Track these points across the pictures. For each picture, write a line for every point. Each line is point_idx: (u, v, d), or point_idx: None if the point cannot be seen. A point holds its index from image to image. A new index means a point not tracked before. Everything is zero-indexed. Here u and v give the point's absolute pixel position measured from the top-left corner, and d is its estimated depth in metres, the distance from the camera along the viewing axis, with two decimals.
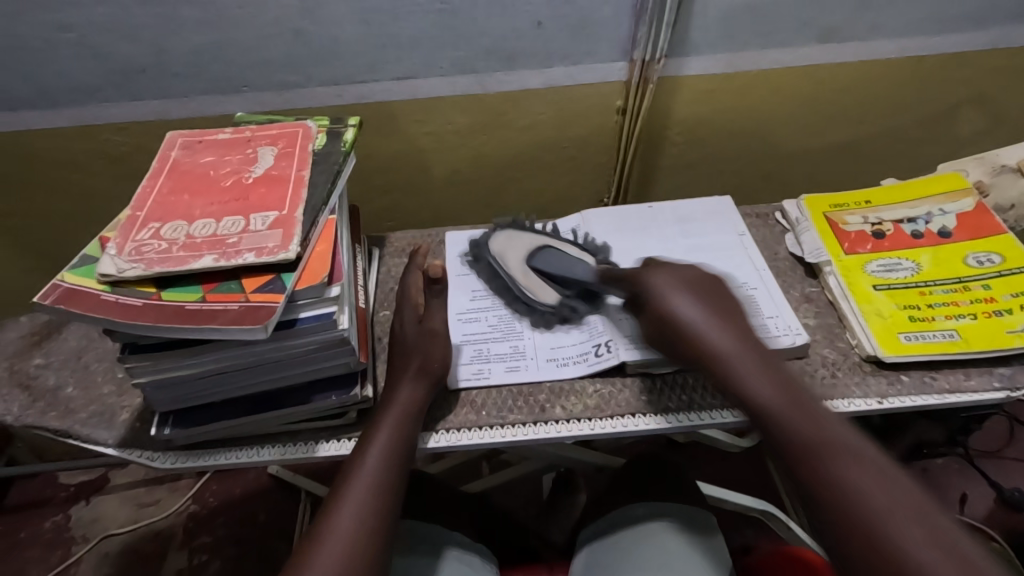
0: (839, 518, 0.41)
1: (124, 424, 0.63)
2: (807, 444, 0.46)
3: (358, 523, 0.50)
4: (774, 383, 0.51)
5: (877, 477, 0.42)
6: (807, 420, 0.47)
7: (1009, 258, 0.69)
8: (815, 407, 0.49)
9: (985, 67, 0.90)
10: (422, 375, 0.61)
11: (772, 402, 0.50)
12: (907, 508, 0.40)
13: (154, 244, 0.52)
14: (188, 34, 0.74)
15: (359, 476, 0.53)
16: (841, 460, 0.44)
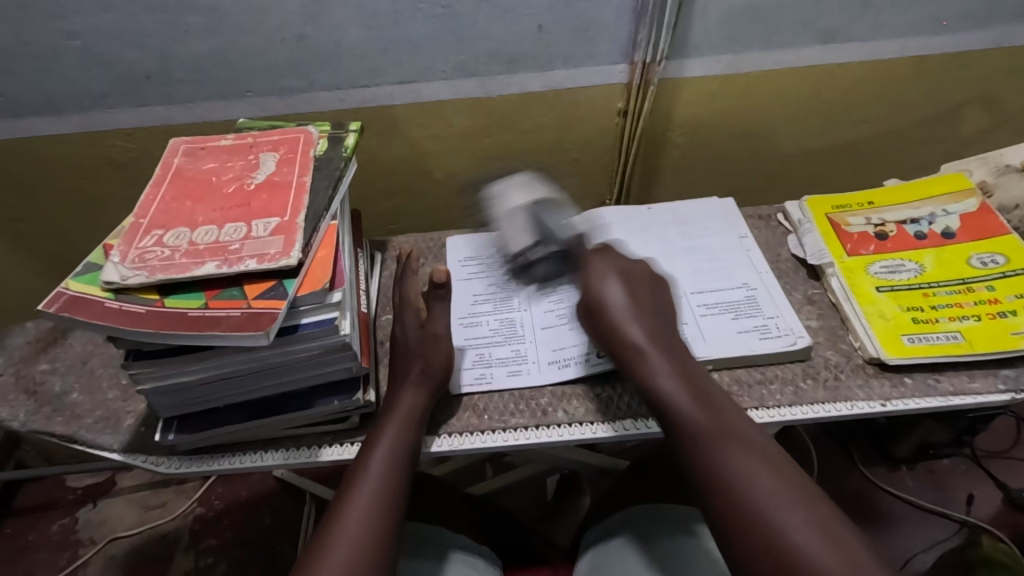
0: (733, 516, 0.45)
1: (128, 429, 0.64)
2: (711, 440, 0.49)
3: (368, 524, 0.50)
4: (679, 378, 0.53)
5: (770, 474, 0.46)
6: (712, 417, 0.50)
7: (1013, 259, 0.68)
8: (719, 404, 0.52)
9: (989, 66, 0.90)
10: (424, 378, 0.61)
11: (683, 397, 0.52)
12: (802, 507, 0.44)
13: (157, 251, 0.52)
14: (191, 41, 0.75)
15: (365, 476, 0.54)
16: (741, 459, 0.47)
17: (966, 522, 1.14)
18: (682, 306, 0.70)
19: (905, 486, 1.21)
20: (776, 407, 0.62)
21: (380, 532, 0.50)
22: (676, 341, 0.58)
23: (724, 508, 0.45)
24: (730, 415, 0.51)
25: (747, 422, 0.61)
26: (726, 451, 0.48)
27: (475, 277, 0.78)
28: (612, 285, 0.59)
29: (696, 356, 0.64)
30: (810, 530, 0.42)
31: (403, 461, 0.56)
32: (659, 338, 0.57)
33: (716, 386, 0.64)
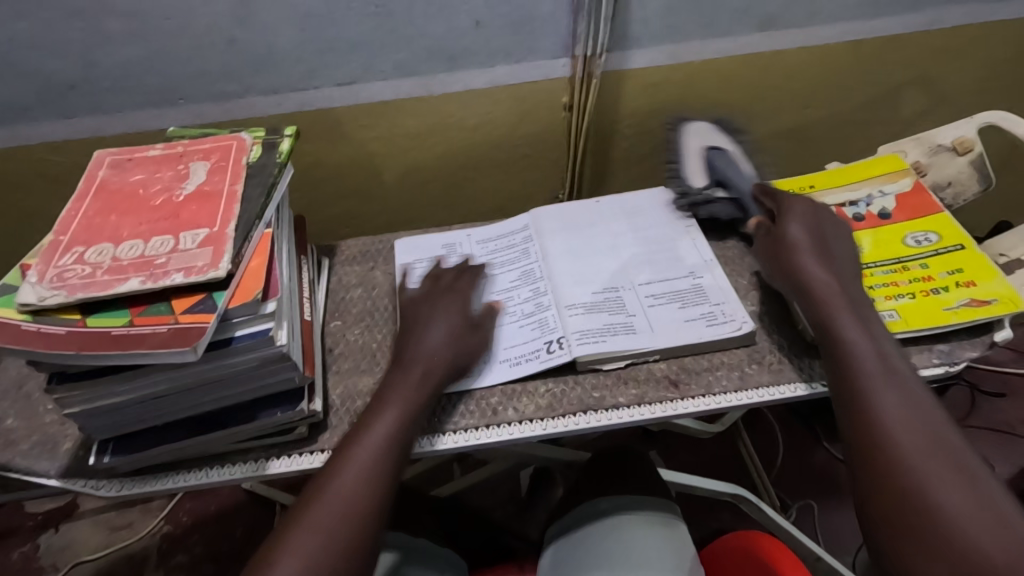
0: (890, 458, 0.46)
1: (66, 454, 0.61)
2: (871, 386, 0.50)
3: (343, 516, 0.50)
4: (867, 337, 0.54)
5: (923, 430, 0.47)
6: (890, 379, 0.50)
7: (946, 237, 0.71)
8: (894, 361, 0.52)
9: (922, 47, 0.92)
10: (431, 369, 0.60)
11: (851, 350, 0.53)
12: (943, 456, 0.45)
13: (77, 269, 0.51)
14: (116, 48, 0.72)
15: (354, 459, 0.53)
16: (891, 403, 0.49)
17: None
18: (632, 299, 0.70)
19: None
20: (721, 394, 0.63)
21: (356, 526, 0.50)
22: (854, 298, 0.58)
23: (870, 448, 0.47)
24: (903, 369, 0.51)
25: (693, 410, 0.62)
26: (884, 398, 0.49)
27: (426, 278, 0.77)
28: (818, 266, 0.60)
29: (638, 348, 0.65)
30: (955, 482, 0.43)
31: (393, 449, 0.54)
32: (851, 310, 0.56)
33: (664, 375, 0.65)
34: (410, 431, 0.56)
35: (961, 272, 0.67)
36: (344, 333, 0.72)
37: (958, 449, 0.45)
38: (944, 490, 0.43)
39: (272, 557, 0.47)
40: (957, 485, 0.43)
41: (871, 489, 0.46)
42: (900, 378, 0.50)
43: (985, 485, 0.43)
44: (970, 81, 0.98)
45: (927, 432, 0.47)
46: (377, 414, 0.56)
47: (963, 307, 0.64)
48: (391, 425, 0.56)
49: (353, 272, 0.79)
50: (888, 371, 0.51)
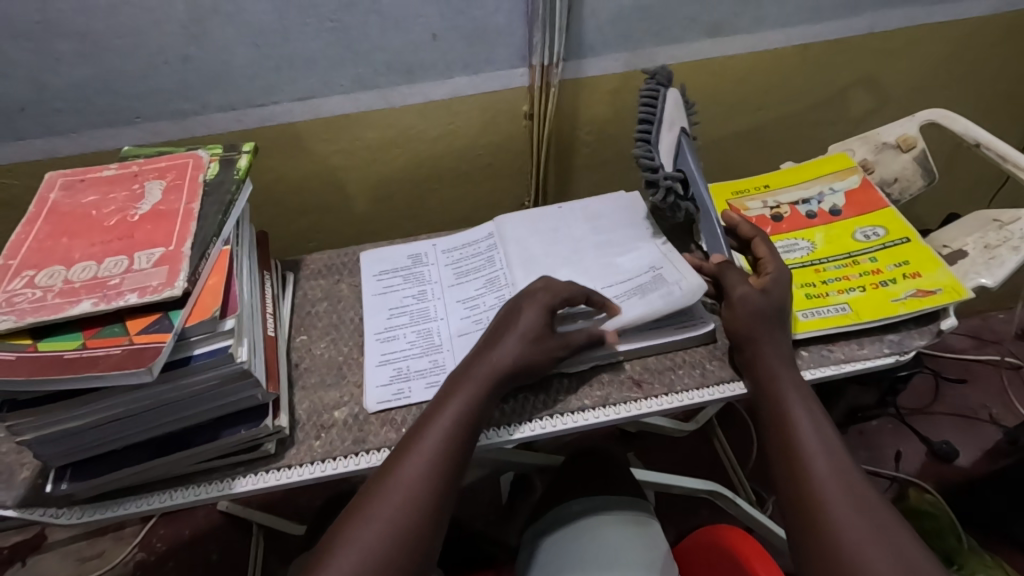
0: (822, 520, 0.50)
1: (24, 483, 0.60)
2: (805, 448, 0.54)
3: (403, 511, 0.50)
4: (801, 401, 0.57)
5: (850, 496, 0.51)
6: (822, 447, 0.54)
7: (892, 230, 0.73)
8: (824, 425, 0.56)
9: (865, 49, 0.96)
10: (494, 368, 0.59)
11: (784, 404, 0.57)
12: (872, 520, 0.49)
13: (27, 293, 0.50)
14: (66, 69, 0.71)
15: (418, 454, 0.53)
16: (820, 461, 0.53)
17: (895, 477, 1.21)
18: None
19: None
20: (684, 391, 0.64)
21: (420, 520, 0.50)
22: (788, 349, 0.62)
23: (806, 508, 0.51)
24: (832, 434, 0.55)
25: (657, 409, 0.63)
26: (817, 463, 0.53)
27: (392, 290, 0.77)
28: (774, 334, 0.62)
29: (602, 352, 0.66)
30: (879, 545, 0.47)
31: (457, 442, 0.55)
32: (790, 373, 0.60)
33: (628, 376, 0.66)
34: (477, 421, 0.57)
35: (907, 264, 0.69)
36: (311, 347, 0.72)
37: (875, 505, 0.50)
38: (869, 550, 0.47)
39: (331, 550, 0.49)
40: (881, 547, 0.47)
41: (807, 553, 0.50)
42: (829, 444, 0.54)
43: (906, 545, 0.48)
44: (913, 80, 1.02)
45: (854, 497, 0.51)
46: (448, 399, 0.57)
47: (911, 297, 0.66)
48: (459, 413, 0.56)
49: (318, 286, 0.79)
50: (818, 434, 0.55)
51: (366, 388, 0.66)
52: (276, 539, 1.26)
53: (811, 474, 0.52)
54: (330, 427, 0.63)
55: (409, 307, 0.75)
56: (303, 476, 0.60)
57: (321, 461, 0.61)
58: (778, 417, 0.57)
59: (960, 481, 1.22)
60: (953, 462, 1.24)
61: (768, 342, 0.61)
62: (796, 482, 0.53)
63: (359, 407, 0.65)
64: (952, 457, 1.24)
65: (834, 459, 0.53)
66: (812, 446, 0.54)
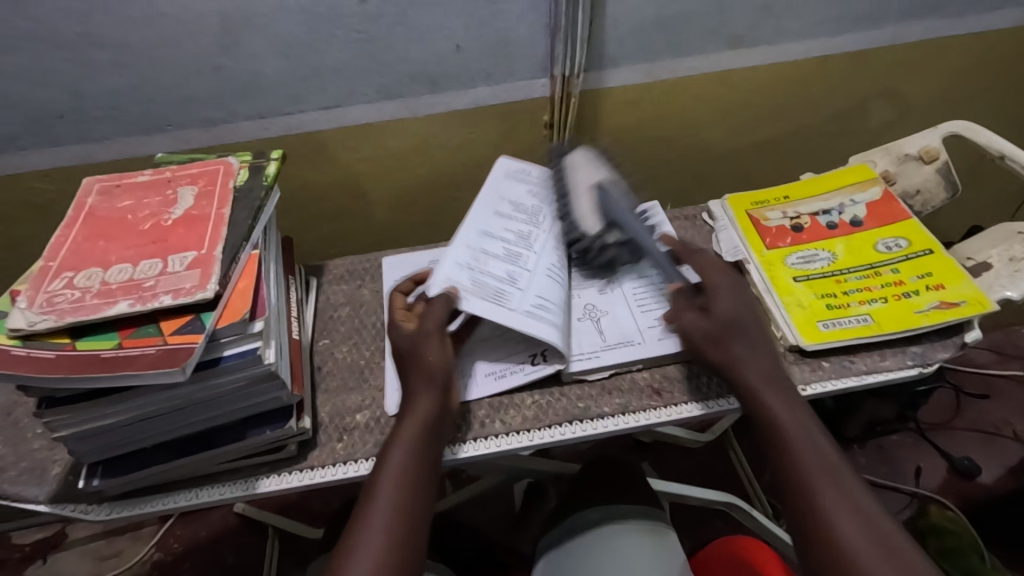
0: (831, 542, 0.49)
1: (56, 479, 0.61)
2: (808, 465, 0.53)
3: (393, 534, 0.51)
4: (791, 415, 0.57)
5: (855, 513, 0.50)
6: (822, 462, 0.53)
7: (915, 242, 0.73)
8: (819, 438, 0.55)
9: (886, 61, 0.95)
10: (433, 377, 0.59)
11: (781, 417, 0.56)
12: (880, 536, 0.48)
13: (66, 294, 0.51)
14: (103, 79, 0.74)
15: (392, 463, 0.55)
16: (823, 478, 0.52)
17: (916, 493, 1.19)
18: (622, 312, 0.72)
19: (858, 464, 1.26)
20: (703, 400, 0.64)
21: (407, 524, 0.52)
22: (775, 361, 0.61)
23: (813, 530, 0.50)
24: (827, 446, 0.55)
25: (677, 417, 0.63)
26: (819, 480, 0.52)
27: None
28: (738, 340, 0.61)
29: (626, 361, 0.67)
30: (887, 561, 0.47)
31: (427, 445, 0.56)
32: (775, 384, 0.59)
33: (647, 384, 0.66)
34: (441, 422, 0.58)
35: (930, 276, 0.69)
36: (333, 351, 0.73)
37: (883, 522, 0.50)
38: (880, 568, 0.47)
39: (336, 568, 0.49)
40: (889, 563, 0.47)
41: (821, 575, 0.49)
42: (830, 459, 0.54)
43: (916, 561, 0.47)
44: (934, 91, 1.01)
45: (861, 514, 0.50)
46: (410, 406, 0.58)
47: (934, 309, 0.66)
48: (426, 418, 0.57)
49: (341, 291, 0.80)
50: (816, 448, 0.54)
51: (388, 391, 0.67)
52: (291, 542, 1.27)
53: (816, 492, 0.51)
54: (351, 430, 0.64)
55: None
56: (325, 477, 0.60)
57: (343, 464, 0.62)
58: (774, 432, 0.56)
59: (982, 498, 1.20)
60: (975, 479, 1.22)
61: (749, 351, 0.60)
62: (802, 503, 0.52)
63: (380, 410, 0.66)
64: (974, 473, 1.21)
65: (837, 473, 0.53)
66: (815, 462, 0.53)
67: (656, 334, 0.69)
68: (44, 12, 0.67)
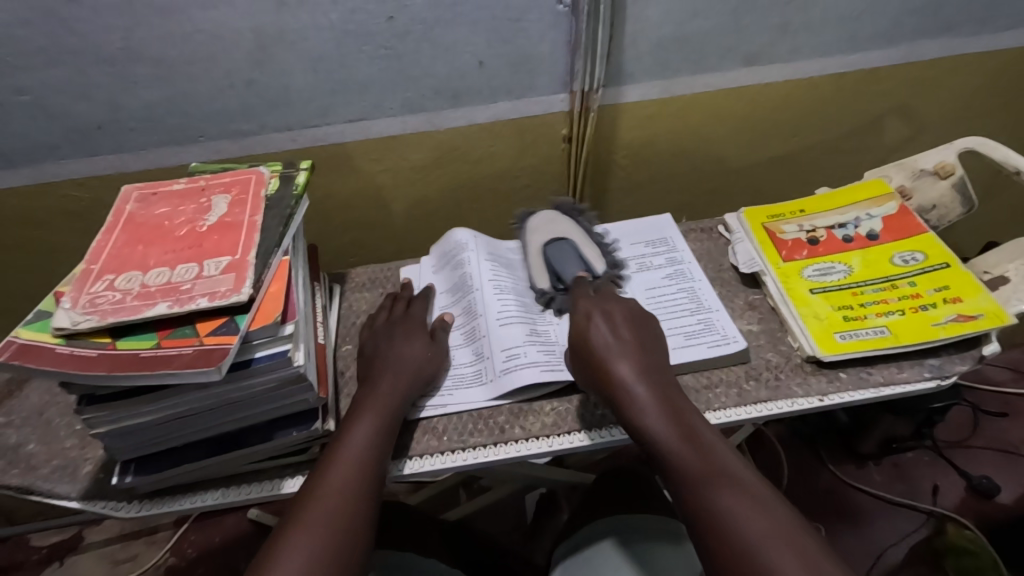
0: (723, 544, 0.45)
1: (87, 476, 0.63)
2: (704, 486, 0.48)
3: (339, 516, 0.51)
4: (669, 414, 0.53)
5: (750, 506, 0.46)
6: (724, 478, 0.48)
7: (931, 255, 0.74)
8: (704, 435, 0.52)
9: (900, 79, 0.97)
10: (398, 386, 0.63)
11: (670, 437, 0.52)
12: (796, 549, 0.42)
13: (108, 295, 0.54)
14: (141, 91, 0.77)
15: (342, 459, 0.55)
16: (729, 495, 0.47)
17: (933, 511, 1.18)
18: None
19: (874, 481, 1.25)
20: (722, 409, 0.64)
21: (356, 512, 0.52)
22: (670, 382, 0.57)
23: (712, 538, 0.45)
24: (722, 455, 0.50)
25: None
26: (719, 498, 0.47)
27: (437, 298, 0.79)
28: (599, 322, 0.60)
29: None
30: (788, 552, 0.42)
31: (379, 443, 0.58)
32: (668, 400, 0.55)
33: None
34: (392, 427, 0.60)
35: (948, 289, 0.70)
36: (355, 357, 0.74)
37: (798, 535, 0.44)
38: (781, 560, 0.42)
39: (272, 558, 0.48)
40: (790, 555, 0.42)
41: None
42: (720, 458, 0.50)
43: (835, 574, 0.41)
44: (949, 108, 1.02)
45: (774, 528, 0.44)
46: (358, 413, 0.60)
47: (951, 321, 0.66)
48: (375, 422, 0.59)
49: (362, 298, 0.82)
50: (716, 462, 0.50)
51: None
52: None
53: (722, 517, 0.46)
54: None
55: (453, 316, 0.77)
56: None
57: None
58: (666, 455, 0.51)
59: (1003, 518, 1.18)
60: (994, 498, 1.20)
61: (636, 365, 0.57)
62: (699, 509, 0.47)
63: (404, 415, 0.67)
64: (993, 493, 1.20)
65: (735, 490, 0.47)
66: (702, 463, 0.50)
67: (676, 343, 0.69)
68: (88, 28, 0.70)
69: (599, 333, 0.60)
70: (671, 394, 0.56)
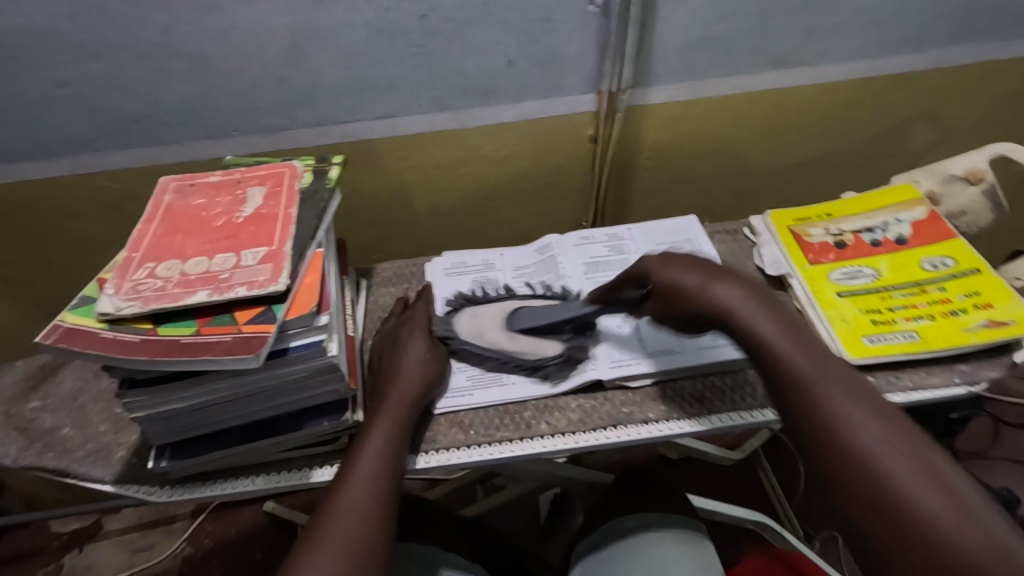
0: (845, 451, 0.45)
1: (120, 461, 0.64)
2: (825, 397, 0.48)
3: (356, 537, 0.50)
4: (788, 336, 0.53)
5: (867, 417, 0.46)
6: (846, 392, 0.48)
7: (962, 261, 0.73)
8: (820, 354, 0.52)
9: (929, 84, 0.96)
10: (405, 403, 0.62)
11: (790, 352, 0.52)
12: (921, 461, 0.43)
13: (149, 283, 0.55)
14: (178, 86, 0.78)
15: (354, 480, 0.55)
16: (851, 408, 0.47)
17: None
18: None
19: None
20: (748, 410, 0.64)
21: (373, 532, 0.51)
22: (784, 310, 0.57)
23: (833, 445, 0.45)
24: (845, 375, 0.50)
25: (721, 425, 0.64)
26: (843, 409, 0.47)
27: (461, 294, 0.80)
28: (686, 267, 0.61)
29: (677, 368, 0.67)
30: (910, 462, 0.43)
31: (391, 461, 0.57)
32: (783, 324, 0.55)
33: (692, 392, 0.67)
34: (402, 444, 0.59)
35: (979, 295, 0.69)
36: None
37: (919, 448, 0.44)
38: (915, 491, 0.42)
39: None
40: (912, 465, 0.43)
41: (870, 510, 0.42)
42: (827, 378, 0.49)
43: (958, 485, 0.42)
44: (977, 114, 1.02)
45: (899, 439, 0.45)
46: (367, 432, 0.58)
47: (982, 328, 0.66)
48: (385, 440, 0.58)
49: (388, 293, 0.83)
50: (837, 379, 0.49)
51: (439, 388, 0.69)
52: None
53: (846, 426, 0.46)
54: None
55: (477, 312, 0.77)
56: None
57: None
58: (785, 369, 0.51)
59: None
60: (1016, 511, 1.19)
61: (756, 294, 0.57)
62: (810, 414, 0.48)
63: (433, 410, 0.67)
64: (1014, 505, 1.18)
65: (858, 402, 0.47)
66: (808, 384, 0.49)
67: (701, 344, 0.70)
68: (131, 23, 0.72)
69: (687, 276, 0.60)
70: (785, 317, 0.55)
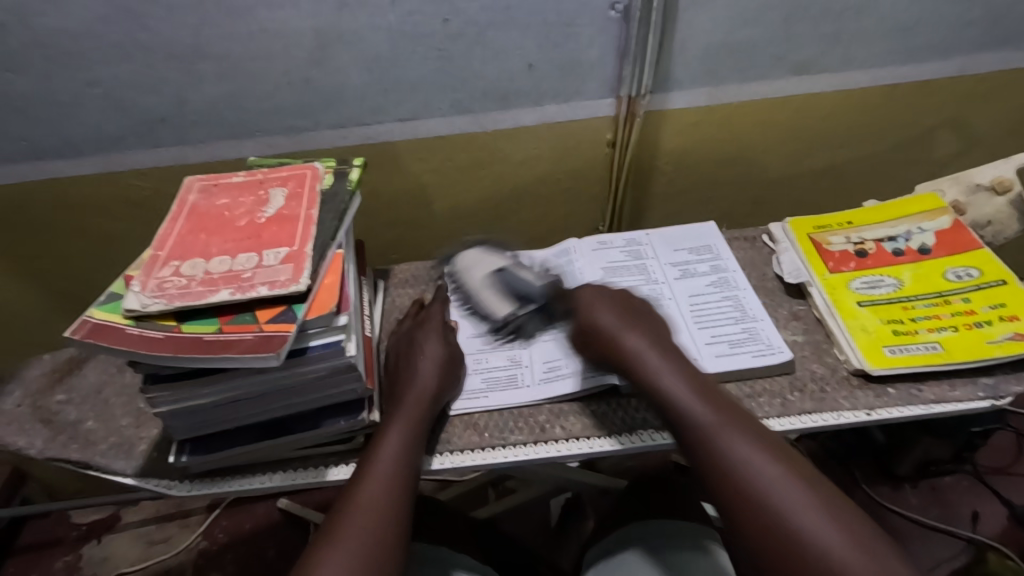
0: (740, 490, 0.48)
1: (142, 455, 0.66)
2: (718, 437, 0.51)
3: (370, 534, 0.51)
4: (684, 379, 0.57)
5: (774, 462, 0.49)
6: (741, 430, 0.52)
7: (987, 272, 0.72)
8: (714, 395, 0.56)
9: (955, 91, 0.95)
10: (421, 405, 0.62)
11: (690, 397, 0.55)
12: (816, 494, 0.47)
13: (174, 281, 0.56)
14: (204, 87, 0.80)
15: (371, 477, 0.55)
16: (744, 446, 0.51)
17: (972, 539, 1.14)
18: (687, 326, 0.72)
19: (910, 504, 1.21)
20: (766, 419, 0.63)
21: (388, 530, 0.52)
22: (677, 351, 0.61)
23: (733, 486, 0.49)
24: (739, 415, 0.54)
25: None
26: (736, 447, 0.50)
27: None
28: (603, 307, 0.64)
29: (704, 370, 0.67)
30: (802, 494, 0.47)
31: (407, 460, 0.57)
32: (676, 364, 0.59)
33: None
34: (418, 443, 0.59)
35: (1004, 306, 0.68)
36: None
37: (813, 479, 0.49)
38: (822, 531, 0.45)
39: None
40: (800, 496, 0.47)
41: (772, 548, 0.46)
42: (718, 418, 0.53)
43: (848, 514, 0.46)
44: (1004, 123, 1.00)
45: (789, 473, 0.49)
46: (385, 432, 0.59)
47: (1007, 340, 0.65)
48: (401, 440, 0.58)
49: (405, 295, 0.84)
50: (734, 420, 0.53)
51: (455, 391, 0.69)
52: None
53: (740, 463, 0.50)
54: None
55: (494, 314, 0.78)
56: None
57: None
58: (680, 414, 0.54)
59: None
60: None
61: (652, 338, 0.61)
62: (712, 467, 0.51)
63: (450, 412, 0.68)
64: None
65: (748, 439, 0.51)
66: (698, 428, 0.53)
67: (720, 351, 0.69)
68: (161, 25, 0.74)
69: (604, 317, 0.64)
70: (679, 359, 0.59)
